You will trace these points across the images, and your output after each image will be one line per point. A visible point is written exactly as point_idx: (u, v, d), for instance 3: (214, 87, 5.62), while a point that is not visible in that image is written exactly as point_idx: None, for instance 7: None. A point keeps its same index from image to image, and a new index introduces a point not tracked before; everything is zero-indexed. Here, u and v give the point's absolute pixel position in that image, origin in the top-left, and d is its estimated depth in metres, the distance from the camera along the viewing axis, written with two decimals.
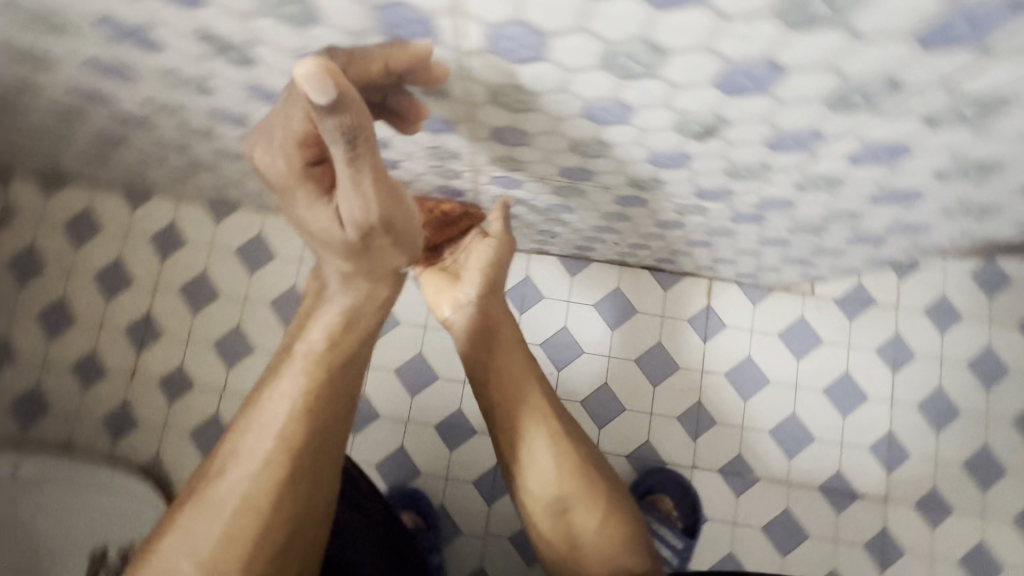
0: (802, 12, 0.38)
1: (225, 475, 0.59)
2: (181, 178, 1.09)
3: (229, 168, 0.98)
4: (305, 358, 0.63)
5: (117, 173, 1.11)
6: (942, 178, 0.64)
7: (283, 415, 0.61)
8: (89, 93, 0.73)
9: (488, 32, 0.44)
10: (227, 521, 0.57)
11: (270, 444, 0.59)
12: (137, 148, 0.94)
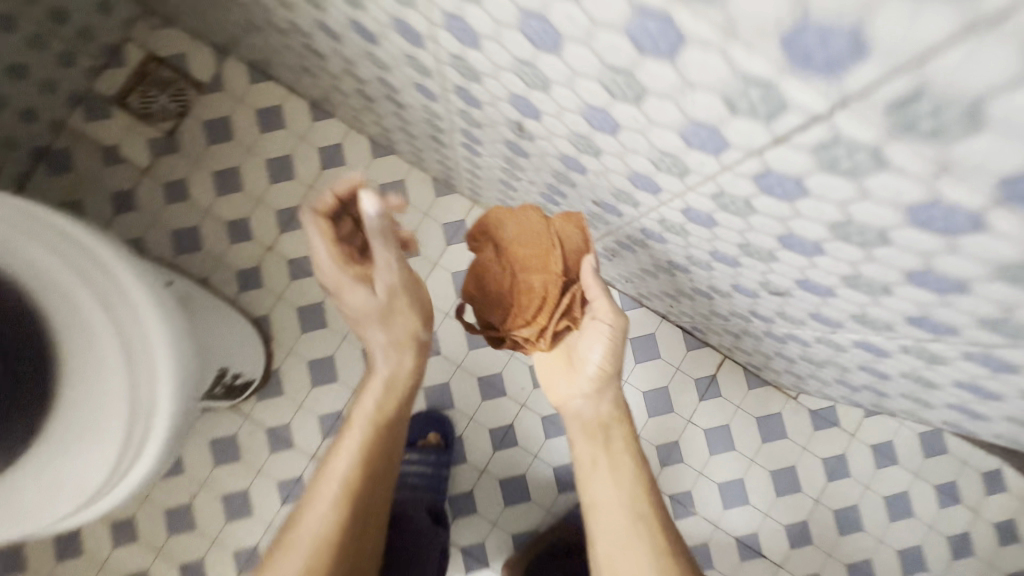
0: (911, 129, 0.32)
1: (302, 521, 0.77)
2: (351, 111, 1.13)
3: (402, 121, 1.02)
4: (365, 423, 0.82)
5: (316, 88, 1.13)
6: (972, 329, 0.52)
7: (346, 469, 0.79)
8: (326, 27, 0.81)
9: (722, 146, 0.47)
10: (306, 557, 0.73)
11: (336, 486, 0.78)
12: (310, 60, 0.98)
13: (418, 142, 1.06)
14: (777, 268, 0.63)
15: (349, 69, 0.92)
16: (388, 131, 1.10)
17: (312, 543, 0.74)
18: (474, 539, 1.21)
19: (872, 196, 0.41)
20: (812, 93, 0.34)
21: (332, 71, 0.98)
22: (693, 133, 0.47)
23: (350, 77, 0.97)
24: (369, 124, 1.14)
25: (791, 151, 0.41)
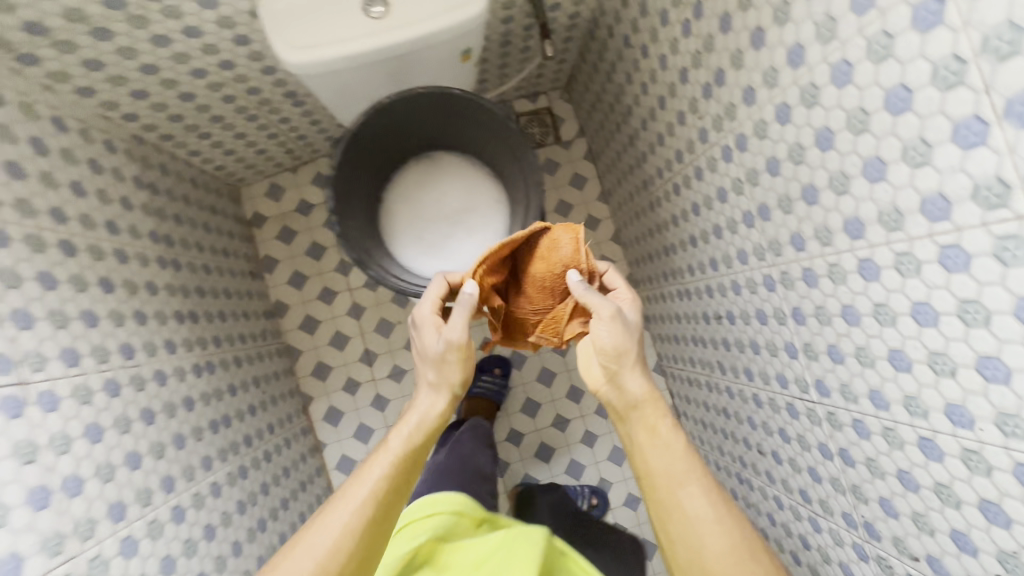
0: (969, 313, 0.47)
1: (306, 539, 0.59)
2: (627, 217, 1.28)
3: (648, 211, 1.15)
4: (422, 418, 0.67)
5: (618, 179, 1.27)
6: (891, 565, 0.70)
7: (391, 462, 0.64)
8: (683, 88, 0.84)
9: (860, 261, 0.58)
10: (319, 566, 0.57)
11: (360, 505, 0.60)
12: (642, 176, 1.12)
13: (634, 206, 1.22)
14: (866, 374, 0.63)
15: (653, 145, 1.03)
16: (631, 234, 1.28)
17: (347, 540, 0.59)
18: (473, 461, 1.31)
19: (927, 345, 0.53)
20: (959, 266, 0.47)
21: (646, 193, 1.13)
22: (868, 267, 0.57)
23: (648, 179, 1.10)
24: (628, 234, 1.31)
25: (940, 295, 0.50)
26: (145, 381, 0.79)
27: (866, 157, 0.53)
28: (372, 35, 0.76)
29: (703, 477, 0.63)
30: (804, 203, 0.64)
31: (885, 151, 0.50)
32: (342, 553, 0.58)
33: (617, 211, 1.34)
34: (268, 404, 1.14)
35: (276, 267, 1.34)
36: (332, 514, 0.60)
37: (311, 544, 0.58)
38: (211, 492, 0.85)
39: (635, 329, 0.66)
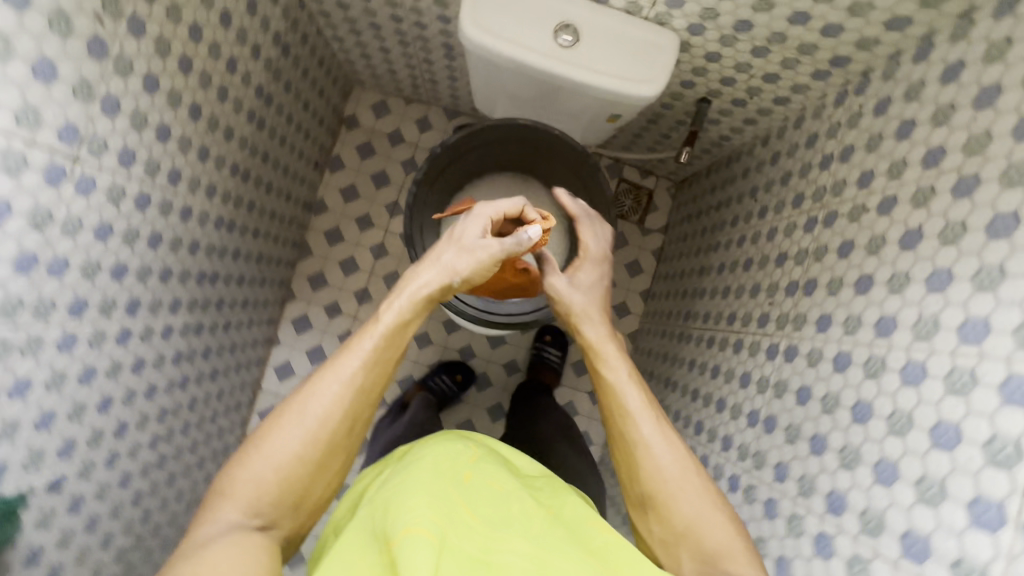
0: None
1: (282, 428, 0.55)
2: (653, 329, 1.29)
3: (674, 338, 1.15)
4: (417, 290, 0.64)
5: (667, 294, 1.28)
6: None
7: (382, 334, 0.61)
8: (776, 272, 0.84)
9: (820, 533, 0.63)
10: (302, 444, 0.55)
11: (336, 389, 0.57)
12: (689, 305, 1.13)
13: (664, 325, 1.23)
14: None
15: (714, 291, 1.03)
16: (648, 345, 1.29)
17: (339, 408, 0.57)
18: None
19: None
20: None
21: (680, 324, 1.14)
22: (824, 540, 0.63)
23: (691, 313, 1.10)
24: (645, 342, 1.32)
25: None
26: (173, 210, 0.81)
27: (879, 460, 0.59)
28: (547, 54, 0.78)
29: (637, 391, 0.66)
30: (808, 447, 0.68)
31: (905, 465, 0.56)
32: (334, 425, 0.56)
33: (648, 317, 1.34)
34: (254, 281, 1.15)
35: (339, 171, 1.36)
36: (321, 385, 0.57)
37: (303, 415, 0.56)
38: (161, 332, 0.86)
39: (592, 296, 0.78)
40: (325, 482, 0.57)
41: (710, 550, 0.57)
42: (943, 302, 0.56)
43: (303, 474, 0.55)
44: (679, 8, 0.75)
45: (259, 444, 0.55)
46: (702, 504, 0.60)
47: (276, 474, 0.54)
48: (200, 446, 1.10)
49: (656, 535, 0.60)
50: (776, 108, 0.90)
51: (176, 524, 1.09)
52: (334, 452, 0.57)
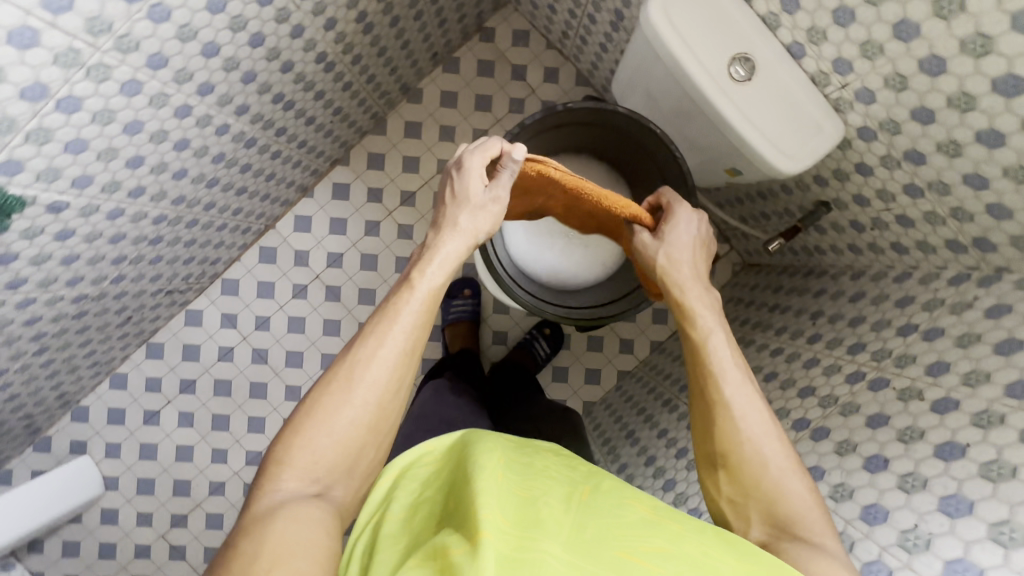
0: None
1: (335, 400, 0.63)
2: (645, 381, 1.27)
3: (661, 400, 1.13)
4: (445, 257, 0.70)
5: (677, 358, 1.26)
6: None
7: (421, 299, 0.68)
8: (794, 402, 0.81)
9: None
10: (353, 410, 0.63)
11: (382, 357, 0.65)
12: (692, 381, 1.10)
13: (657, 383, 1.21)
14: None
15: None
16: (634, 391, 1.28)
17: (388, 371, 0.65)
18: None
19: None
20: None
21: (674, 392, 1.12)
22: None
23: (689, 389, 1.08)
24: (631, 387, 1.30)
25: None
26: (284, 20, 0.78)
27: None
28: (712, 77, 0.73)
29: (724, 344, 0.70)
30: None
31: None
32: (381, 387, 0.64)
33: (647, 366, 1.32)
34: (321, 129, 1.13)
35: (450, 74, 1.32)
36: (368, 355, 0.64)
37: (353, 382, 0.64)
38: (217, 127, 0.85)
39: (683, 247, 0.77)
40: (375, 442, 0.65)
41: (782, 518, 0.62)
42: (947, 528, 0.58)
43: (357, 438, 0.63)
44: (864, 104, 0.69)
45: (312, 416, 0.62)
46: (777, 472, 0.64)
47: (337, 438, 0.62)
48: (196, 246, 1.10)
49: (725, 496, 0.66)
50: (890, 252, 0.84)
51: (139, 300, 1.10)
52: (382, 415, 0.65)
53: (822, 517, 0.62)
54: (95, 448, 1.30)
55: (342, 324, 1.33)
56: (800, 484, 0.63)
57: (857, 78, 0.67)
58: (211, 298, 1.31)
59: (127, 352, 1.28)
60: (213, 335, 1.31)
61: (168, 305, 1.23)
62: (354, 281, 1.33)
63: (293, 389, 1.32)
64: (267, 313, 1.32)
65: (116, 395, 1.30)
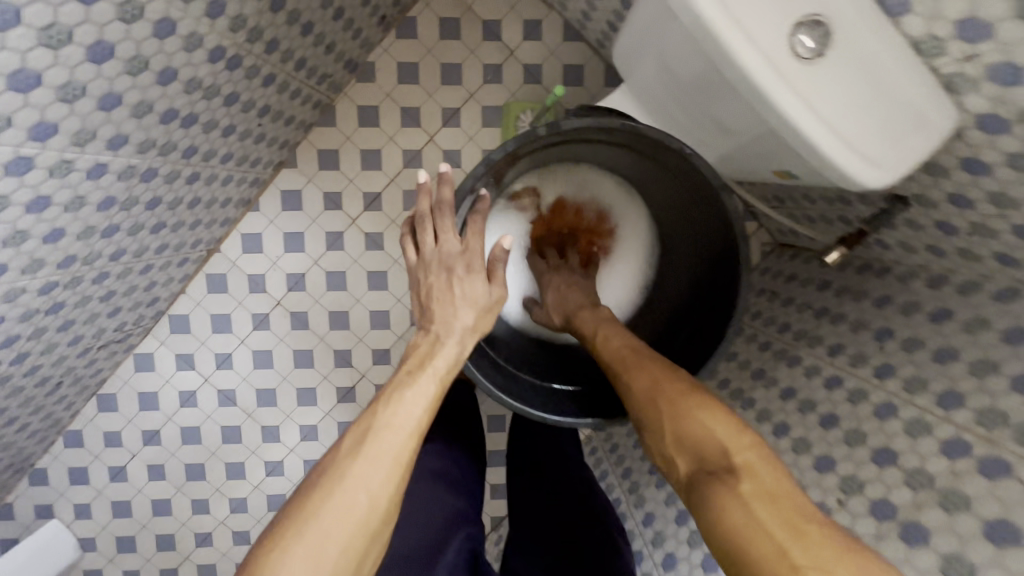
0: None
1: (347, 496, 0.49)
2: None
3: None
4: (462, 329, 0.61)
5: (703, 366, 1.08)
6: None
7: (437, 379, 0.58)
8: (871, 471, 0.64)
9: None
10: (369, 509, 0.49)
11: (408, 445, 0.53)
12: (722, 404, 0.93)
13: None
14: None
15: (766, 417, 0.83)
16: None
17: (405, 461, 0.53)
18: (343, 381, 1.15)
19: None
20: None
21: None
22: None
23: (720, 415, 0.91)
24: None
25: None
26: (134, 16, 0.54)
27: None
28: (769, 55, 0.50)
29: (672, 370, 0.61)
30: None
31: None
32: (400, 483, 0.52)
33: None
34: (248, 136, 0.89)
35: (407, 40, 1.05)
36: (387, 444, 0.52)
37: (365, 473, 0.50)
38: (86, 171, 0.63)
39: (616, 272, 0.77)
40: (379, 550, 0.51)
41: (726, 470, 0.49)
42: None
43: (363, 545, 0.49)
44: (1000, 86, 0.47)
45: (315, 519, 0.47)
46: (702, 424, 0.53)
47: (343, 550, 0.47)
48: (118, 296, 0.91)
49: (686, 481, 0.53)
50: (990, 260, 0.64)
51: (64, 365, 0.94)
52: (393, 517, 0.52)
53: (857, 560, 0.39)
54: (64, 511, 1.18)
55: (315, 354, 1.15)
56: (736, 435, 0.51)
57: (996, 48, 0.45)
58: (160, 339, 1.13)
59: (76, 408, 1.12)
60: (170, 379, 1.15)
61: (109, 356, 1.06)
62: (322, 304, 1.13)
63: (270, 430, 1.17)
64: (227, 349, 1.14)
65: (74, 453, 1.16)
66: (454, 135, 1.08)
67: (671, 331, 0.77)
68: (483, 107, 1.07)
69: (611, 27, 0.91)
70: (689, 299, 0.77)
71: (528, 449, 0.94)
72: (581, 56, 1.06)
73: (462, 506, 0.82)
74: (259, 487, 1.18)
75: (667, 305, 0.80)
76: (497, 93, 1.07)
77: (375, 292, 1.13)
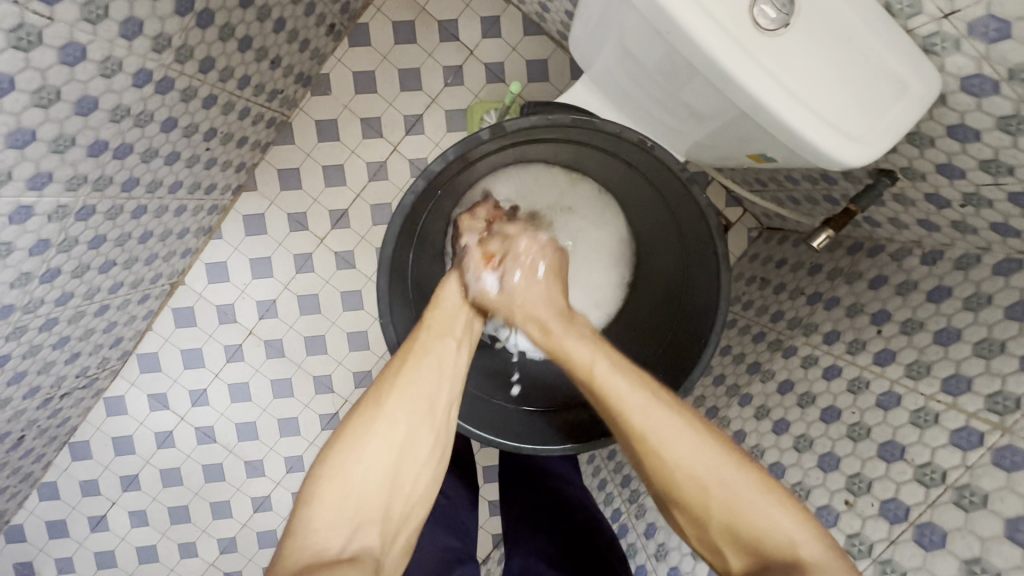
0: None
1: (386, 401, 0.56)
2: None
3: None
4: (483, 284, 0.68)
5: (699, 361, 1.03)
6: None
7: (462, 312, 0.63)
8: (882, 468, 0.60)
9: None
10: (402, 405, 0.56)
11: (438, 357, 0.59)
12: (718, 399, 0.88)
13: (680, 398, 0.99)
14: None
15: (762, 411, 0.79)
16: None
17: (434, 373, 0.58)
18: (324, 408, 1.10)
19: None
20: None
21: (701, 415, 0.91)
22: None
23: (716, 413, 0.87)
24: None
25: None
26: (33, 44, 0.49)
27: None
28: (727, 27, 0.45)
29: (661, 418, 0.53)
30: None
31: None
32: (429, 389, 0.57)
33: None
34: (196, 162, 0.84)
35: (361, 48, 1.00)
36: (422, 354, 0.59)
37: (402, 380, 0.57)
38: (6, 215, 0.59)
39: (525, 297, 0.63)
40: (412, 456, 0.56)
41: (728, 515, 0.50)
42: None
43: (395, 439, 0.55)
44: (982, 43, 0.44)
45: (365, 412, 0.56)
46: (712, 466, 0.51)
47: (387, 435, 0.55)
48: (74, 341, 0.86)
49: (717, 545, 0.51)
50: (987, 232, 0.59)
51: (25, 418, 0.89)
52: (419, 430, 0.56)
53: (842, 573, 0.46)
54: (44, 568, 1.12)
55: (294, 381, 1.10)
56: (703, 445, 0.52)
57: (977, 1, 0.43)
58: (130, 380, 1.08)
59: (47, 459, 1.07)
60: (145, 421, 1.09)
61: (75, 404, 1.01)
62: (297, 329, 1.08)
63: (254, 465, 1.11)
64: (201, 385, 1.09)
65: (49, 507, 1.11)
66: (419, 143, 1.03)
67: (659, 333, 0.73)
68: (446, 111, 1.03)
69: (569, 17, 0.86)
70: (672, 295, 0.72)
71: (522, 479, 0.89)
72: (544, 51, 1.01)
73: (455, 544, 0.80)
74: (247, 525, 1.13)
75: (653, 303, 0.75)
76: (460, 96, 1.02)
77: (350, 312, 1.08)
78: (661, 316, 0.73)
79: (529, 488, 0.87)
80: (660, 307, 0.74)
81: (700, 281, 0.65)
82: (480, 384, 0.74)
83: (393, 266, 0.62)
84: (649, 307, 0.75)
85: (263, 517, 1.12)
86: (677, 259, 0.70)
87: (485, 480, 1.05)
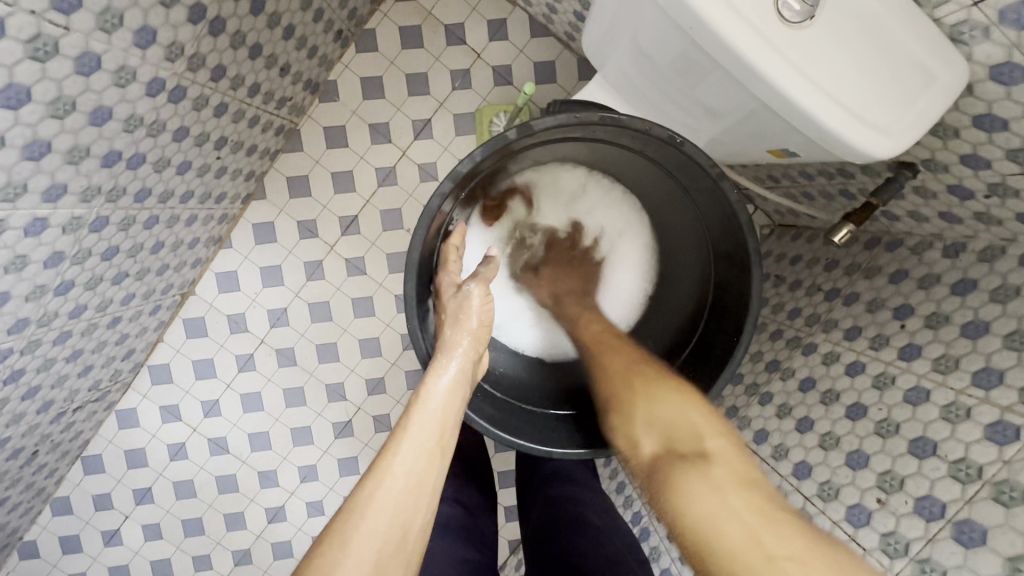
0: None
1: (351, 538, 0.48)
2: None
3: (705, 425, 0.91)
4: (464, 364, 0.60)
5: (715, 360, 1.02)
6: None
7: (440, 406, 0.57)
8: (915, 465, 0.59)
9: None
10: (369, 539, 0.48)
11: (412, 467, 0.52)
12: (737, 398, 0.87)
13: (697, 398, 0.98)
14: None
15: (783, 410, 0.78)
16: None
17: (407, 489, 0.51)
18: (338, 417, 1.09)
19: None
20: None
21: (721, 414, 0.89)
22: None
23: (736, 412, 0.85)
24: None
25: None
26: (50, 54, 0.49)
27: None
28: (756, 24, 0.45)
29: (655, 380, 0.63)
30: None
31: None
32: (398, 511, 0.50)
33: None
34: (207, 171, 0.83)
35: (367, 54, 1.00)
36: (394, 466, 0.52)
37: (370, 507, 0.49)
38: (22, 228, 0.58)
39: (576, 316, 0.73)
40: None
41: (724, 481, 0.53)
42: None
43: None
44: (1013, 30, 0.44)
45: (325, 553, 0.47)
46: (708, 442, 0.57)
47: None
48: (87, 354, 0.85)
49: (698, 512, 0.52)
50: (1012, 223, 0.58)
51: (38, 433, 0.88)
52: (389, 562, 0.48)
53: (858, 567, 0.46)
54: None
55: (306, 390, 1.09)
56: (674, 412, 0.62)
57: None
58: (142, 392, 1.08)
59: (59, 474, 1.06)
60: (157, 434, 1.09)
61: (87, 417, 1.00)
62: (308, 337, 1.08)
63: (267, 475, 1.10)
64: (213, 396, 1.08)
65: (62, 522, 1.10)
66: (427, 147, 1.03)
67: (683, 335, 0.72)
68: (454, 115, 1.02)
69: (578, 17, 0.86)
70: (696, 296, 0.72)
71: (537, 484, 0.88)
72: (551, 53, 1.01)
73: (474, 554, 0.78)
74: (261, 537, 1.11)
75: (678, 303, 0.74)
76: (468, 99, 1.02)
77: (362, 319, 1.07)
78: (686, 317, 0.73)
79: (543, 492, 0.87)
80: (684, 305, 0.73)
81: (727, 276, 0.65)
82: (507, 391, 0.73)
83: (420, 267, 0.62)
84: (672, 306, 0.75)
85: (279, 527, 1.11)
86: (706, 255, 0.69)
87: (502, 485, 1.04)
